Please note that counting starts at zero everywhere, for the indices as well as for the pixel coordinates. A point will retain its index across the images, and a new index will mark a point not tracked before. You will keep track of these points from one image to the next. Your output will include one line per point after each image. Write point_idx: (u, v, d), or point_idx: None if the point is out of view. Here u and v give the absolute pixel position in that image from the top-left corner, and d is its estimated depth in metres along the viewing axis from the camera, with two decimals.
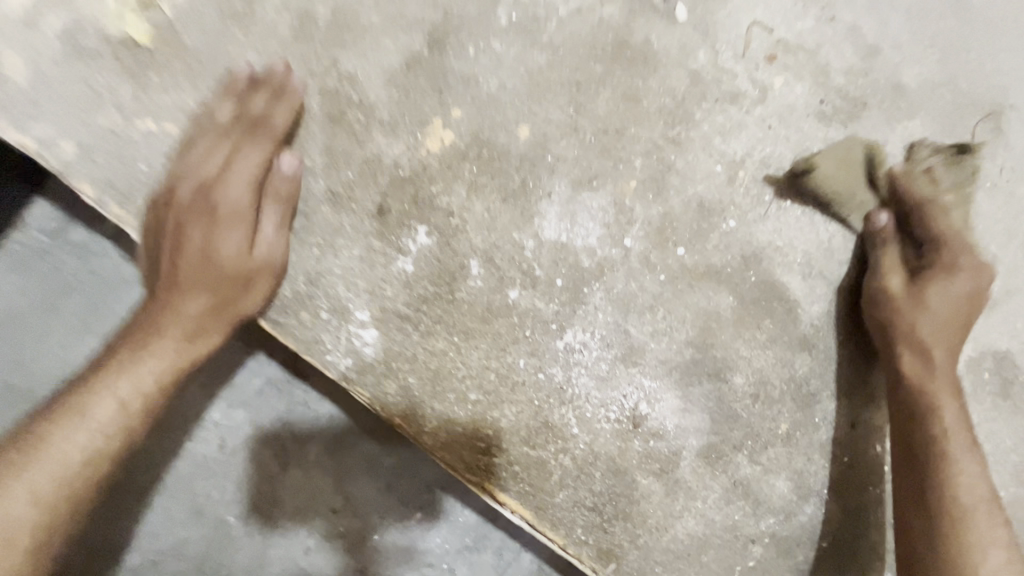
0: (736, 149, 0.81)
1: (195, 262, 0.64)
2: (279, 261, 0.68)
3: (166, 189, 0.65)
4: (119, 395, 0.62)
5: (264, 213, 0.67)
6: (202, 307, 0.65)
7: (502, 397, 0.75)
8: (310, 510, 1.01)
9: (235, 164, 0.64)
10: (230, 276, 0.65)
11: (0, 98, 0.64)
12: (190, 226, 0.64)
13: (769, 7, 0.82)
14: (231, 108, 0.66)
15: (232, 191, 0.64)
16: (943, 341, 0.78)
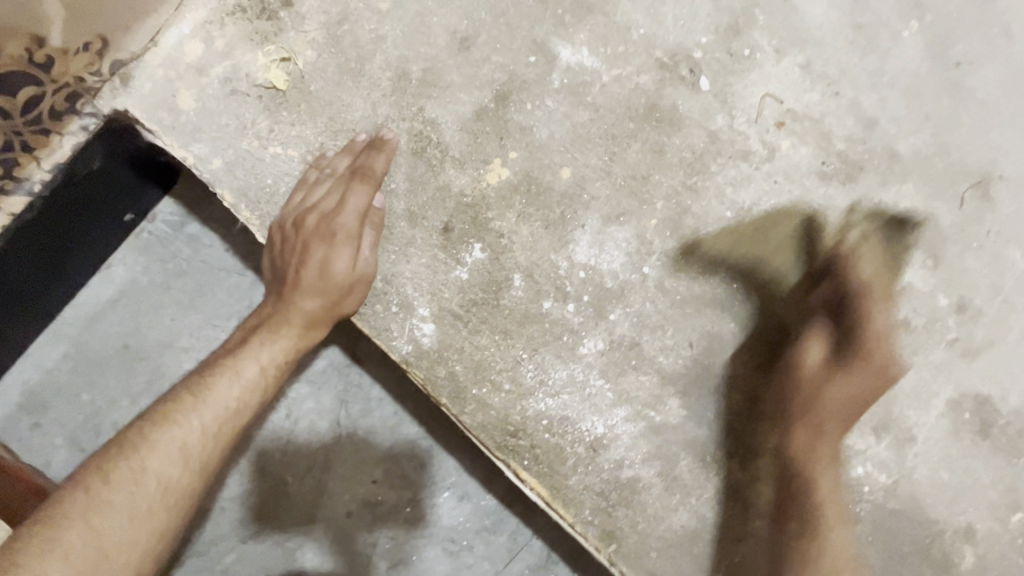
0: (744, 198, 0.96)
1: (314, 273, 0.80)
2: (372, 276, 0.84)
3: (294, 220, 0.82)
4: (261, 362, 0.78)
5: (367, 239, 0.84)
6: (319, 306, 0.81)
7: (531, 390, 0.90)
8: (356, 478, 1.18)
9: (350, 201, 0.82)
10: (340, 285, 0.81)
11: (172, 122, 0.84)
12: (314, 247, 0.81)
13: (781, 81, 0.97)
14: (344, 160, 0.85)
15: (347, 219, 0.82)
16: (845, 387, 0.89)
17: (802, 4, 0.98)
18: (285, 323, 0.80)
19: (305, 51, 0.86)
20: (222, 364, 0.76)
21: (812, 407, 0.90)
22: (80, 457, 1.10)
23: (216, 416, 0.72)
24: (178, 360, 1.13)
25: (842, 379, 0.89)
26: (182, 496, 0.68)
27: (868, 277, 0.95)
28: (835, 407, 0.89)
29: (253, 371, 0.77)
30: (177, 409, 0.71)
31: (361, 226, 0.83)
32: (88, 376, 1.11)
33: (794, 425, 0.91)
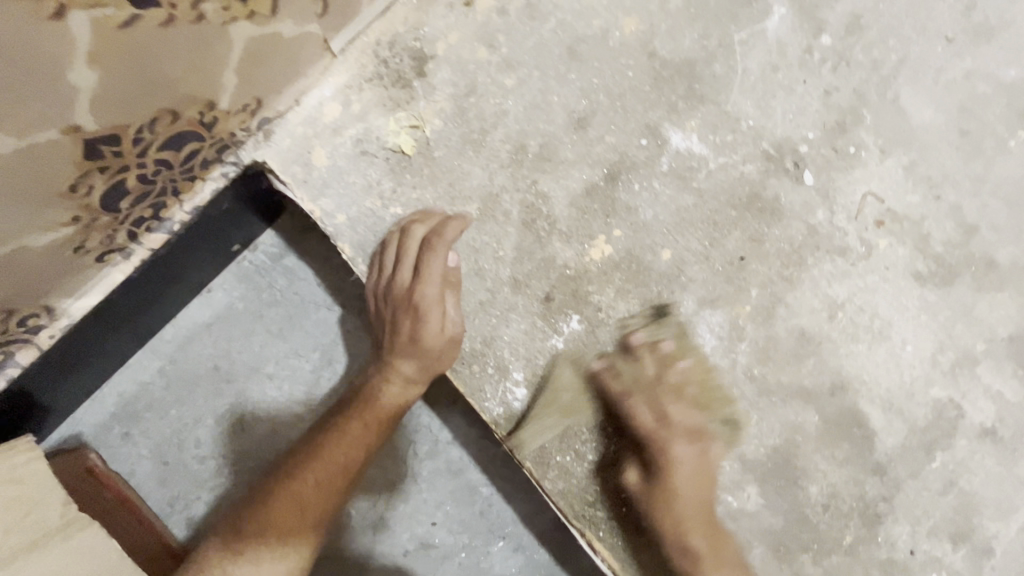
0: (839, 293, 0.97)
1: (405, 340, 0.86)
2: (458, 336, 0.87)
3: (384, 293, 0.88)
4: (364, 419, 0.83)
5: (449, 300, 0.87)
6: (412, 369, 0.86)
7: (613, 462, 0.92)
8: (416, 518, 1.20)
9: (429, 268, 0.86)
10: (431, 349, 0.85)
11: (304, 177, 0.89)
12: (401, 319, 0.86)
13: (883, 181, 0.99)
14: (420, 225, 0.88)
15: (428, 286, 0.85)
16: (693, 498, 0.90)
17: (910, 108, 1.00)
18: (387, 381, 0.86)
19: (433, 119, 0.90)
20: (331, 423, 0.83)
21: (657, 521, 0.90)
22: (163, 469, 1.15)
23: (327, 474, 0.78)
24: (263, 386, 1.18)
25: (684, 500, 0.90)
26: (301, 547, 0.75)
27: (653, 373, 0.92)
28: (678, 527, 0.89)
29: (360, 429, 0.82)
30: (293, 468, 0.79)
31: (442, 290, 0.86)
32: (178, 393, 1.16)
33: (660, 524, 0.89)
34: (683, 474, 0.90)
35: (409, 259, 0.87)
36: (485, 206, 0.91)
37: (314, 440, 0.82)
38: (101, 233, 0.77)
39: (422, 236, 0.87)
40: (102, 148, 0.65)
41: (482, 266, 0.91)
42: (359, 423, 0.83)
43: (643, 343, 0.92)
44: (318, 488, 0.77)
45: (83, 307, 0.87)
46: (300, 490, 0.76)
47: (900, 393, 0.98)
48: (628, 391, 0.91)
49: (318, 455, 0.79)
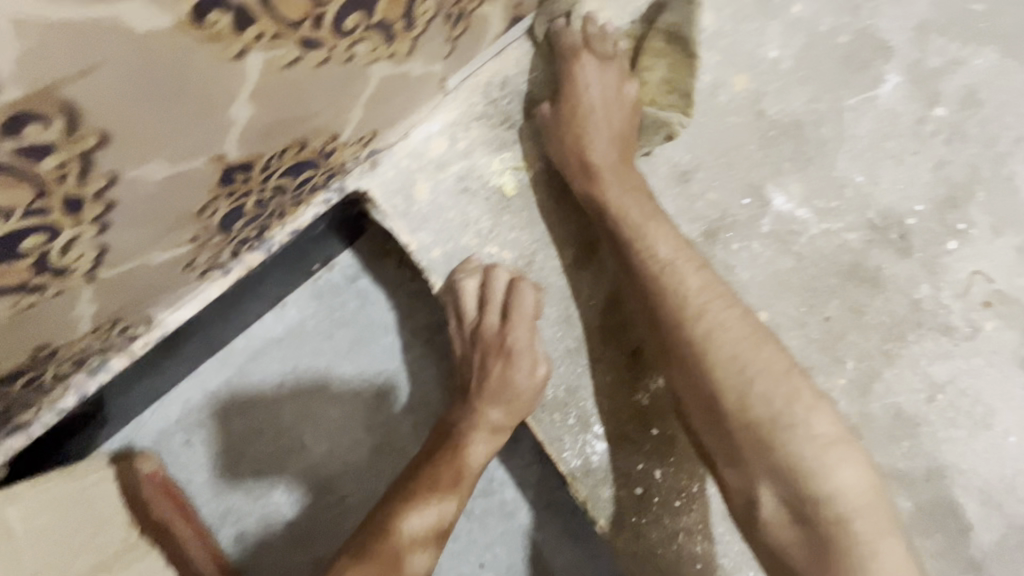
0: (940, 374, 0.92)
1: (495, 383, 0.86)
2: (546, 378, 0.86)
3: (473, 336, 0.89)
4: (456, 470, 0.86)
5: (537, 340, 0.87)
6: (502, 414, 0.87)
7: (690, 530, 0.88)
8: (463, 557, 1.17)
9: (517, 306, 0.85)
10: (522, 392, 0.85)
11: (404, 208, 0.89)
12: (492, 363, 0.86)
13: (993, 261, 0.94)
14: (505, 271, 0.87)
15: (519, 331, 0.85)
16: (722, 315, 0.80)
17: None
18: (474, 436, 0.88)
19: (535, 162, 0.90)
20: (424, 473, 0.85)
21: (652, 283, 0.83)
22: (219, 480, 1.15)
23: (426, 526, 0.81)
24: (326, 406, 1.17)
25: (702, 300, 0.81)
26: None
27: (613, 90, 0.86)
28: (696, 297, 0.80)
29: (453, 483, 0.85)
30: (393, 520, 0.80)
31: (532, 338, 0.86)
32: (242, 405, 1.17)
33: (669, 302, 0.81)
34: (626, 203, 0.86)
35: (498, 300, 0.86)
36: (580, 253, 0.90)
37: (408, 490, 0.84)
38: (211, 252, 0.78)
39: (508, 275, 0.87)
40: (235, 175, 0.65)
41: (572, 313, 0.89)
42: (450, 476, 0.85)
43: None
44: (414, 540, 0.80)
45: (178, 318, 0.87)
46: (401, 544, 0.78)
47: (1001, 486, 0.91)
48: (577, 62, 0.86)
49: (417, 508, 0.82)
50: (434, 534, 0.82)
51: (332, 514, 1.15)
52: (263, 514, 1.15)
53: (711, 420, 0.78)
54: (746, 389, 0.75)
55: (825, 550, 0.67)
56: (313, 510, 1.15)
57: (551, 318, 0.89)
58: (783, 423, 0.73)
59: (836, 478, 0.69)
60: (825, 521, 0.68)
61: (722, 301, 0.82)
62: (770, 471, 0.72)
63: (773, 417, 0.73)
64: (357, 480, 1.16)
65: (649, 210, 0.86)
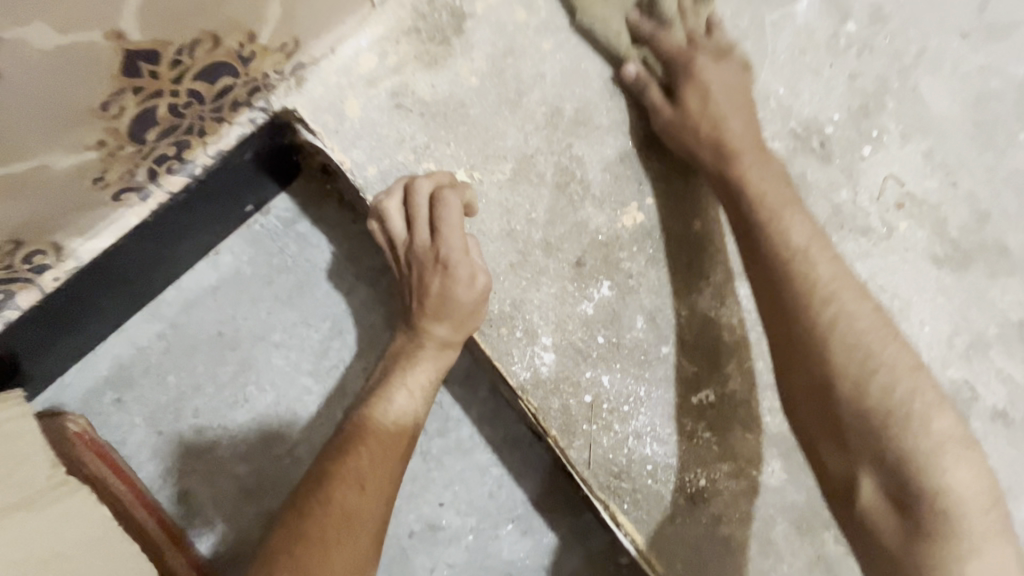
0: (861, 271, 0.98)
1: (438, 298, 0.85)
2: (488, 289, 0.85)
3: (407, 253, 0.87)
4: (408, 388, 0.87)
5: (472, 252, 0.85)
6: (448, 329, 0.86)
7: (639, 434, 0.90)
8: (422, 498, 1.16)
9: (443, 219, 0.82)
10: (463, 307, 0.84)
11: (336, 127, 0.87)
12: (430, 277, 0.85)
13: (903, 165, 1.01)
14: (426, 183, 0.84)
15: (452, 239, 0.82)
16: (858, 303, 0.76)
17: (929, 96, 1.03)
18: (426, 355, 0.89)
19: (470, 77, 0.89)
20: (374, 396, 0.86)
21: (780, 264, 0.79)
22: (156, 440, 1.08)
23: (382, 446, 0.81)
24: (269, 354, 1.13)
25: (835, 284, 0.77)
26: (370, 526, 0.75)
27: (733, 80, 0.90)
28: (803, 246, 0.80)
29: (408, 400, 0.86)
30: (347, 443, 0.80)
31: (465, 243, 0.83)
32: (176, 359, 1.10)
33: (798, 280, 0.78)
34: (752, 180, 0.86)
35: (424, 214, 0.83)
36: (520, 168, 0.90)
37: (359, 416, 0.84)
38: (122, 167, 0.73)
39: (427, 186, 0.83)
40: (142, 65, 0.62)
41: (514, 227, 0.89)
42: (402, 397, 0.86)
43: (672, 310, 0.92)
44: (374, 458, 0.79)
45: (93, 251, 0.82)
46: (359, 464, 0.78)
47: None
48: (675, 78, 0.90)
49: (370, 426, 0.82)
50: (392, 451, 0.82)
51: (281, 464, 1.11)
52: (207, 472, 1.09)
53: (808, 386, 0.75)
54: (875, 368, 0.72)
55: (923, 531, 0.66)
56: (262, 461, 1.11)
57: (493, 233, 0.89)
58: (909, 414, 0.69)
59: (943, 469, 0.67)
60: (927, 502, 0.67)
61: (855, 288, 0.78)
62: (875, 455, 0.70)
63: (891, 404, 0.70)
64: (306, 428, 1.12)
65: (779, 194, 0.85)
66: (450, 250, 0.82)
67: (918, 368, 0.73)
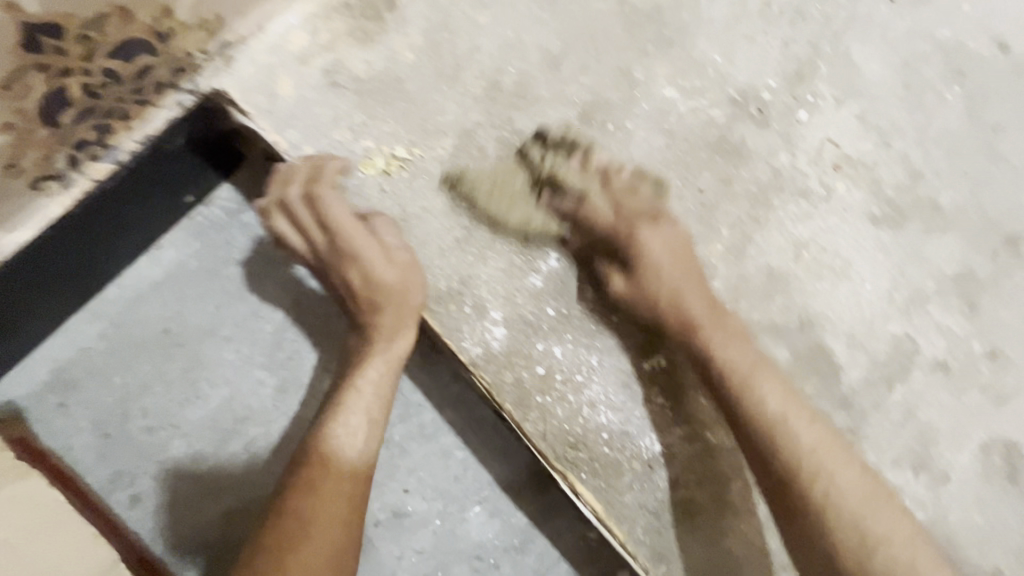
0: (803, 233, 1.01)
1: (370, 287, 0.83)
2: (412, 258, 0.85)
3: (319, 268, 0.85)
4: (367, 387, 0.83)
5: (379, 226, 0.84)
6: (391, 312, 0.84)
7: (593, 403, 0.91)
8: (387, 485, 1.15)
9: (336, 215, 0.83)
10: (391, 286, 0.83)
11: (270, 107, 0.85)
12: (347, 273, 0.84)
13: (838, 128, 1.04)
14: (295, 187, 0.84)
15: (348, 227, 0.83)
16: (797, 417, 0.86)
17: (860, 61, 1.06)
18: (380, 347, 0.85)
19: (405, 52, 0.88)
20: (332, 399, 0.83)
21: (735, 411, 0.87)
22: (104, 442, 1.05)
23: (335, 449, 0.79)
24: (220, 349, 1.10)
25: (787, 419, 0.85)
26: (329, 531, 0.75)
27: (652, 204, 0.90)
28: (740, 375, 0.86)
29: (364, 400, 0.82)
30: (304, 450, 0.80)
31: (357, 225, 0.83)
32: (121, 359, 1.07)
33: (752, 417, 0.85)
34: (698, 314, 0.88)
35: (309, 218, 0.83)
36: (461, 142, 0.89)
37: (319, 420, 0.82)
38: (37, 152, 0.70)
39: (302, 186, 0.83)
40: (43, 39, 0.62)
41: (458, 203, 0.89)
42: (358, 396, 0.83)
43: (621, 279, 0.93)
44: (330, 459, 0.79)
45: (10, 247, 0.78)
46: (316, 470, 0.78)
47: (861, 328, 1.02)
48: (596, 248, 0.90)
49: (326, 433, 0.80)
50: (348, 450, 0.80)
51: (237, 461, 1.08)
52: (158, 474, 1.05)
53: (790, 517, 0.81)
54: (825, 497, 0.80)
55: None
56: (216, 459, 1.07)
57: (437, 209, 0.88)
58: (873, 546, 0.76)
59: None
60: None
61: (795, 407, 0.87)
62: None
63: (849, 513, 0.79)
64: (261, 423, 1.09)
65: (721, 320, 0.90)
66: (351, 243, 0.83)
67: (860, 470, 0.83)
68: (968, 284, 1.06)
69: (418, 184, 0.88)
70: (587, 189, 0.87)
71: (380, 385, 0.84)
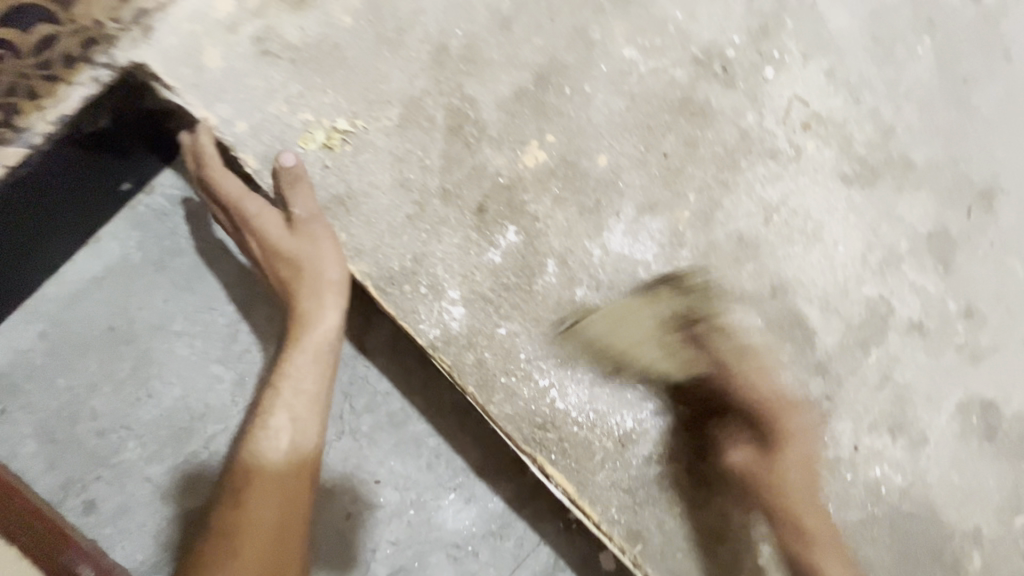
0: (773, 196, 0.97)
1: (283, 265, 0.81)
2: (326, 228, 0.80)
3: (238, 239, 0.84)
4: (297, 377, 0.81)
5: (290, 200, 0.78)
6: (308, 292, 0.81)
7: (560, 381, 0.87)
8: (357, 477, 1.10)
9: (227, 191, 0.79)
10: (297, 260, 0.79)
11: (196, 80, 0.79)
12: (256, 249, 0.81)
13: (806, 85, 1.00)
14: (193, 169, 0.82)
15: (242, 202, 0.79)
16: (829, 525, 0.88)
17: (826, 14, 1.02)
18: (306, 342, 0.82)
19: (342, 16, 0.82)
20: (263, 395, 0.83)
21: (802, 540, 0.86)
22: (52, 448, 0.99)
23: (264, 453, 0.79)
24: (171, 344, 1.04)
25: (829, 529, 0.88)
26: (264, 531, 0.77)
27: (795, 406, 0.92)
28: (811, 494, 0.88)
29: (294, 388, 0.81)
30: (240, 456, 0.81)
31: (247, 198, 0.79)
32: (65, 360, 1.01)
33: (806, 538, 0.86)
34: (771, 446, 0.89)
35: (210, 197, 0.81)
36: (407, 112, 0.83)
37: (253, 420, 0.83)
38: None
39: (197, 172, 0.79)
40: None
41: (407, 177, 0.83)
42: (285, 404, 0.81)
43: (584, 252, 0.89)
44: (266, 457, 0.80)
45: None
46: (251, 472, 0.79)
47: (835, 292, 0.99)
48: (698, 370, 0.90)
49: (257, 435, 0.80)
50: (279, 445, 0.80)
51: (197, 461, 1.03)
52: (113, 478, 1.00)
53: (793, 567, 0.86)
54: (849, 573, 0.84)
55: None
56: (173, 460, 1.02)
57: (385, 184, 0.83)
58: None
59: None
60: None
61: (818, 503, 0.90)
62: None
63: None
64: (220, 420, 1.04)
65: (811, 471, 0.90)
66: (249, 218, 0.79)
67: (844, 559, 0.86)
68: (942, 242, 1.04)
69: (364, 158, 0.82)
70: (671, 358, 0.90)
71: (308, 386, 0.83)
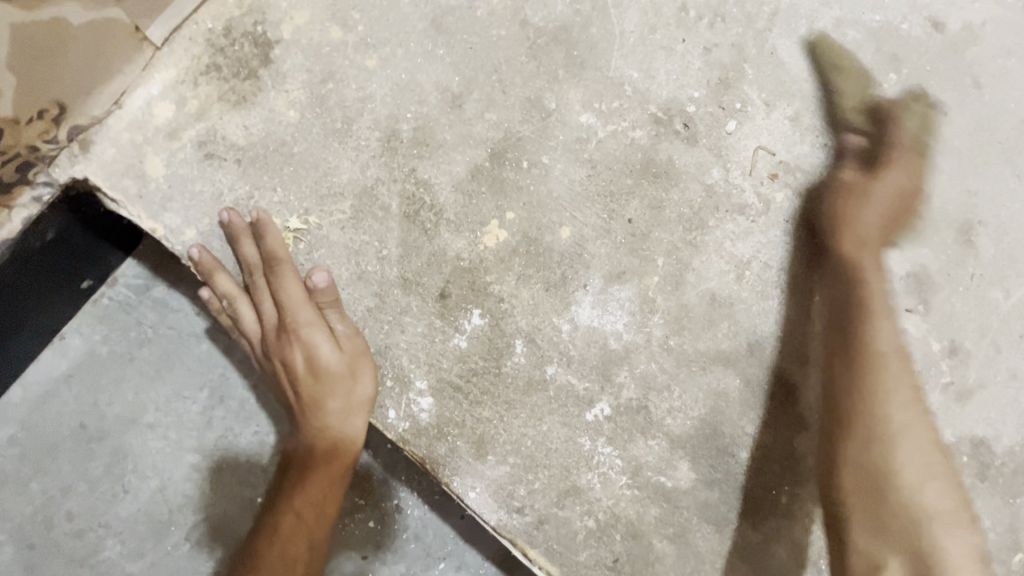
0: (743, 251, 0.95)
1: (312, 379, 0.81)
2: (363, 347, 0.80)
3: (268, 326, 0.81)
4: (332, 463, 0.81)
5: (331, 316, 0.80)
6: (340, 406, 0.80)
7: (537, 462, 0.85)
8: (344, 554, 1.09)
9: (280, 293, 0.79)
10: (333, 379, 0.79)
11: (141, 191, 0.79)
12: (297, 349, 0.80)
13: (771, 134, 0.98)
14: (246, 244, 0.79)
15: (300, 310, 0.79)
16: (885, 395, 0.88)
17: (788, 58, 1.00)
18: (327, 451, 0.81)
19: (287, 111, 0.81)
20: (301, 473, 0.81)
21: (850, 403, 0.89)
22: (28, 555, 0.98)
23: (307, 530, 0.80)
24: (142, 438, 1.02)
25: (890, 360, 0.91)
26: None
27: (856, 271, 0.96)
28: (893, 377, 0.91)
29: (328, 477, 0.81)
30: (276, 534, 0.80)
31: (309, 302, 0.79)
32: (35, 462, 0.99)
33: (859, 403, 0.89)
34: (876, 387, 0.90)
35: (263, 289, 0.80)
36: (361, 203, 0.82)
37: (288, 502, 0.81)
38: None
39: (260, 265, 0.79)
40: None
41: (365, 269, 0.82)
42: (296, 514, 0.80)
43: (553, 327, 0.87)
44: (304, 534, 0.80)
45: None
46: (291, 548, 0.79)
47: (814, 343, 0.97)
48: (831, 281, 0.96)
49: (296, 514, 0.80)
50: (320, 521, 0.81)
51: (179, 552, 1.01)
52: None
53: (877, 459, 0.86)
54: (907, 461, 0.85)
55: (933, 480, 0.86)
56: (153, 555, 1.00)
57: (343, 279, 0.82)
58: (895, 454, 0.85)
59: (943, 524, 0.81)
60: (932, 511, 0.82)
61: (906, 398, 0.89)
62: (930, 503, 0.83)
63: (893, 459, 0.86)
64: (199, 508, 1.02)
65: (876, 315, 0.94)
66: (301, 319, 0.79)
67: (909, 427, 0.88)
68: (924, 279, 1.02)
69: (318, 255, 0.81)
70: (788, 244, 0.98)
71: (324, 513, 0.81)
